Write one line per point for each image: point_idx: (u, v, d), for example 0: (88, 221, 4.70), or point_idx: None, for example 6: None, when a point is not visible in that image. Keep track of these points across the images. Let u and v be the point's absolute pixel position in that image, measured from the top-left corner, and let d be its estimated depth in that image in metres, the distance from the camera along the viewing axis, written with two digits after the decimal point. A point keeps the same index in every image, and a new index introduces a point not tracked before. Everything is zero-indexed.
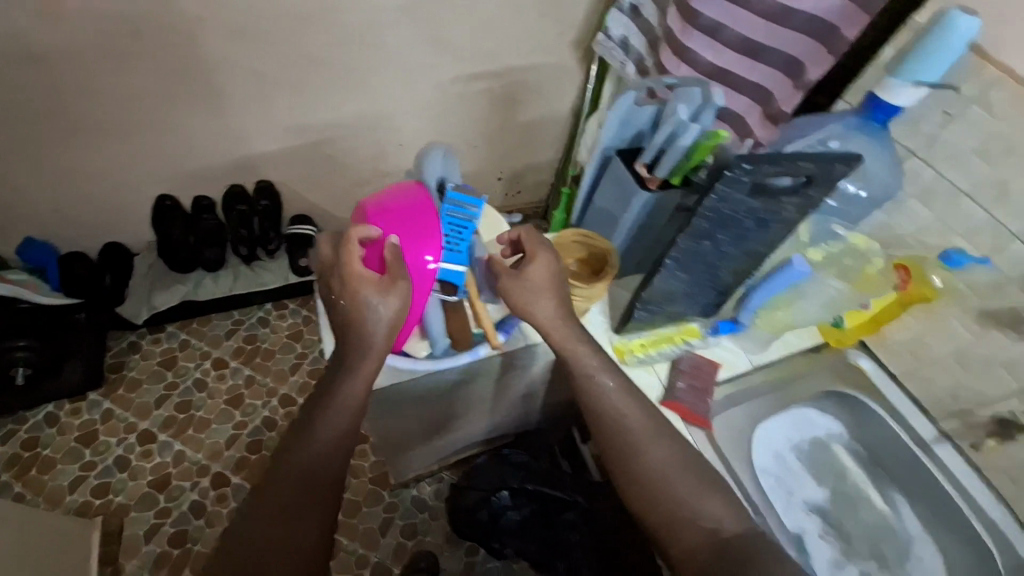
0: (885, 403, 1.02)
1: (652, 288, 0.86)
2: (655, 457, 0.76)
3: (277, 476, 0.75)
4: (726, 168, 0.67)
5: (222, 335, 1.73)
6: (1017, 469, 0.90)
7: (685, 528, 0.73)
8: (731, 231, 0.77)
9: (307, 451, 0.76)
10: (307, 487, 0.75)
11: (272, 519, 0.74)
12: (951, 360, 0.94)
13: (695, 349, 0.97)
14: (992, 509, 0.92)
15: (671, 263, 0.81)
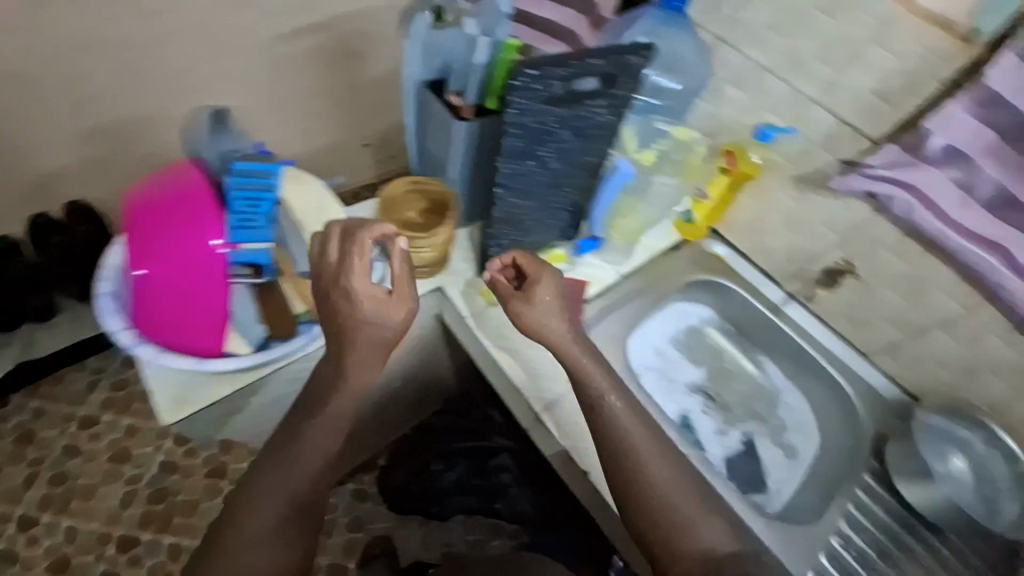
0: (739, 281, 1.12)
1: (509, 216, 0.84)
2: (664, 482, 0.75)
3: (260, 488, 0.75)
4: (511, 77, 0.66)
5: (83, 390, 1.47)
6: (889, 327, 0.96)
7: (690, 541, 0.73)
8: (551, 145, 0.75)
9: (295, 466, 0.75)
10: (286, 500, 0.75)
11: (253, 528, 0.74)
12: (783, 229, 1.03)
13: (562, 274, 1.00)
14: (845, 354, 1.04)
15: (505, 190, 0.79)
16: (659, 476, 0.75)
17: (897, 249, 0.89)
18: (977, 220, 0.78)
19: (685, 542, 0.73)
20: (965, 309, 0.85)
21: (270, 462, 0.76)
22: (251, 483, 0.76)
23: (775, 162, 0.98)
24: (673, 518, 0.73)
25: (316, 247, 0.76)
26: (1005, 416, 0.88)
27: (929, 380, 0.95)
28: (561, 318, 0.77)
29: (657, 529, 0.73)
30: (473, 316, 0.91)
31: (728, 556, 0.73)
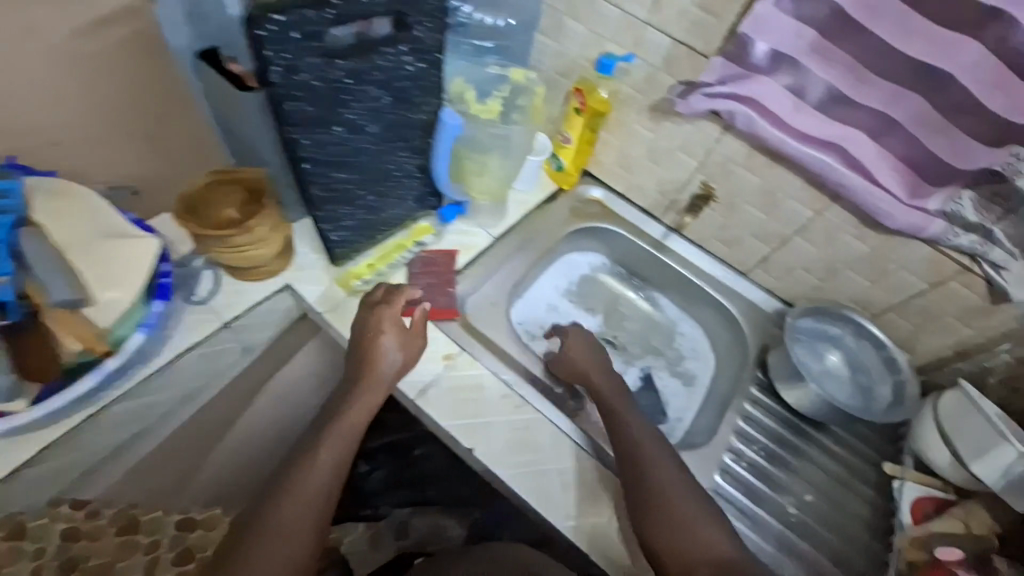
0: (621, 222, 1.10)
1: (330, 198, 0.75)
2: (668, 480, 0.70)
3: (281, 496, 0.64)
4: (257, 28, 0.55)
5: None
6: (763, 246, 0.97)
7: (700, 542, 0.66)
8: (355, 105, 0.67)
9: (317, 464, 0.67)
10: (312, 506, 0.65)
11: (268, 544, 0.61)
12: (648, 161, 1.02)
13: (428, 247, 0.93)
14: (724, 276, 1.06)
15: (315, 165, 0.69)
16: (657, 468, 0.71)
17: (748, 164, 0.89)
18: (809, 122, 0.78)
19: (695, 542, 0.66)
20: (815, 213, 0.87)
21: (291, 467, 0.67)
22: (270, 497, 0.65)
23: (624, 93, 0.95)
24: (678, 516, 0.68)
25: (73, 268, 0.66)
26: (866, 307, 0.92)
27: (806, 291, 0.97)
28: (586, 351, 0.85)
29: (657, 522, 0.68)
30: (329, 311, 0.83)
31: (729, 559, 0.65)
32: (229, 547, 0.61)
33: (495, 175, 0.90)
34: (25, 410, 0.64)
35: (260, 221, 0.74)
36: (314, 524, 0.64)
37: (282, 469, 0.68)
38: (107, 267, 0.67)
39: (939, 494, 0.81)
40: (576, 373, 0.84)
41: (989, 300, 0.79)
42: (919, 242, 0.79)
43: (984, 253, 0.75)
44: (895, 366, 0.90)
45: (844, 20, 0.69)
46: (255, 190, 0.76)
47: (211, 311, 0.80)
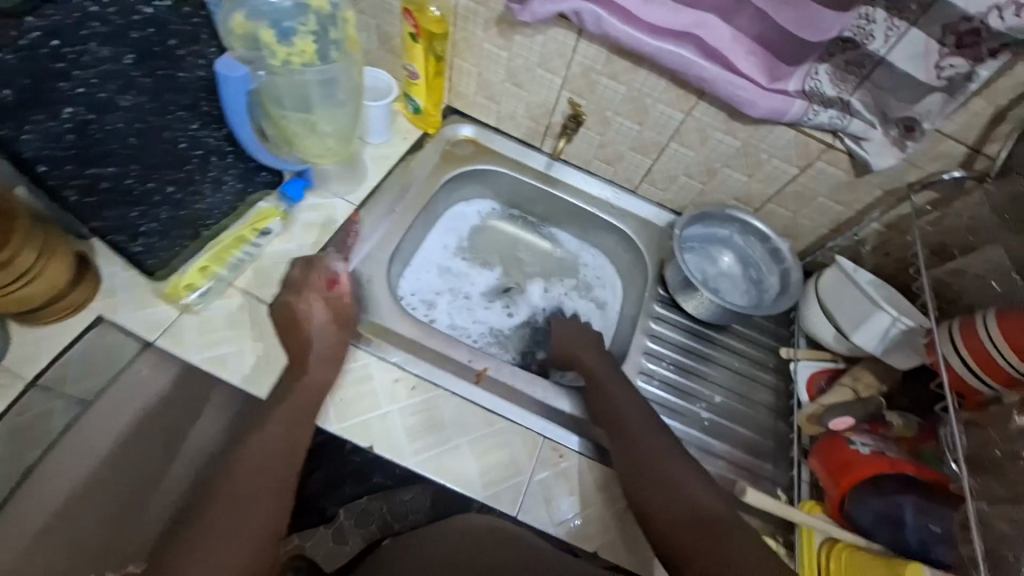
0: (499, 159, 1.00)
1: (101, 197, 0.62)
2: (648, 440, 0.72)
3: (234, 465, 0.63)
4: None
5: None
6: (644, 158, 0.92)
7: (687, 498, 0.66)
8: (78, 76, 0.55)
9: (264, 430, 0.65)
10: (265, 467, 0.62)
11: (223, 507, 0.60)
12: (509, 85, 0.91)
13: (278, 236, 0.80)
14: (613, 196, 1.00)
15: (51, 165, 0.57)
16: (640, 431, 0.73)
17: (610, 71, 0.81)
18: (660, 12, 0.70)
19: (683, 502, 0.65)
20: (684, 113, 0.82)
21: (243, 438, 0.66)
22: (228, 463, 0.64)
23: (461, 8, 0.82)
24: (662, 475, 0.68)
25: None
26: (748, 202, 0.91)
27: (692, 196, 0.94)
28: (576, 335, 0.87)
29: (649, 487, 0.68)
30: (163, 335, 0.70)
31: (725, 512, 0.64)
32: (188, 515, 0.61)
33: (323, 133, 0.75)
34: None
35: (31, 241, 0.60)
36: (266, 487, 0.61)
37: (236, 441, 0.66)
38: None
39: (830, 366, 0.86)
40: (568, 355, 0.85)
41: (853, 173, 0.79)
42: (784, 127, 0.77)
43: (844, 128, 0.73)
44: (779, 256, 0.91)
45: None
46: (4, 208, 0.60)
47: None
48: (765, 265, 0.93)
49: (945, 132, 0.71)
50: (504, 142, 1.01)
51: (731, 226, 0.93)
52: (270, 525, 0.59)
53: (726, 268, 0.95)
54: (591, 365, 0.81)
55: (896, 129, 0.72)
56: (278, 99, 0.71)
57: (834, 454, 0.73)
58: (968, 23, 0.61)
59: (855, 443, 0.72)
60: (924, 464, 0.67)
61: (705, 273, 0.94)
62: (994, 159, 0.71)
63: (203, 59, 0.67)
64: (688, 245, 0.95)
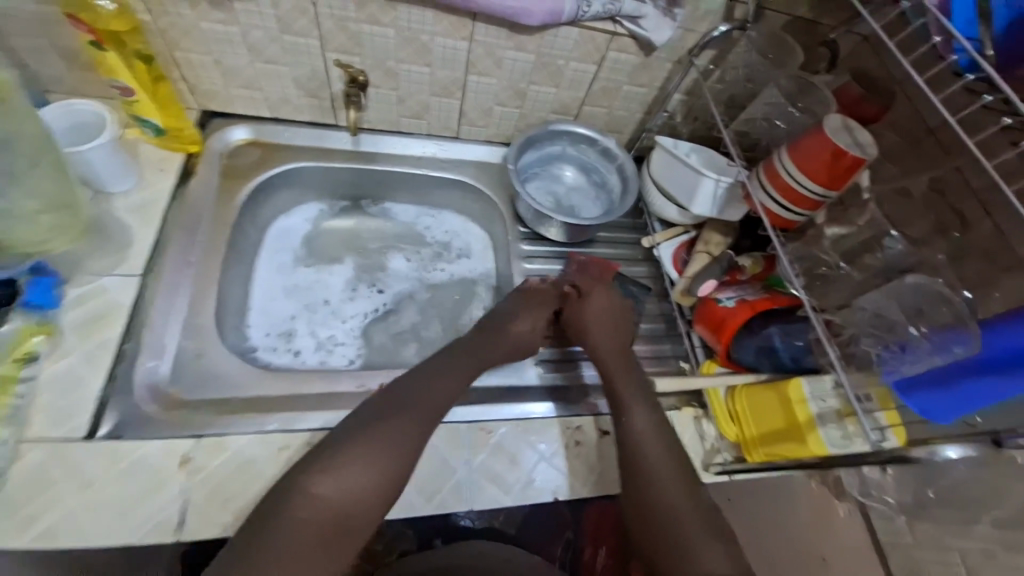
0: (294, 154, 0.84)
1: None
2: (650, 457, 0.62)
3: (401, 389, 0.63)
4: None
5: None
6: (450, 101, 0.84)
7: (673, 547, 0.55)
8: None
9: (432, 372, 0.66)
10: (419, 402, 0.62)
11: (378, 427, 0.58)
12: (262, 65, 0.75)
13: (56, 355, 0.62)
14: (437, 151, 0.92)
15: None
16: (635, 429, 0.65)
17: (366, 16, 0.69)
18: None
19: (673, 543, 0.55)
20: (467, 40, 0.74)
21: (419, 368, 0.67)
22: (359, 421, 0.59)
23: None
24: (657, 512, 0.57)
25: None
26: (566, 111, 0.89)
27: (512, 124, 0.90)
28: (607, 329, 0.77)
29: (637, 515, 0.59)
30: None
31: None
32: (325, 441, 0.57)
33: (27, 214, 0.58)
34: None
35: None
36: (427, 414, 0.61)
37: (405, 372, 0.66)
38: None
39: (682, 236, 0.91)
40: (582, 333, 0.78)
41: (643, 54, 0.79)
42: (566, 27, 0.73)
43: (620, 11, 0.71)
44: (610, 153, 0.92)
45: None
46: None
47: None
48: (607, 166, 0.93)
49: None
50: (294, 128, 0.85)
51: (558, 141, 0.92)
52: (404, 466, 0.57)
53: (575, 181, 0.95)
54: (599, 346, 0.75)
55: None
56: None
57: (710, 314, 0.80)
58: None
59: (723, 300, 0.79)
60: (776, 293, 0.76)
61: (558, 191, 0.94)
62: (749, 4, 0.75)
63: None
64: (535, 170, 0.93)
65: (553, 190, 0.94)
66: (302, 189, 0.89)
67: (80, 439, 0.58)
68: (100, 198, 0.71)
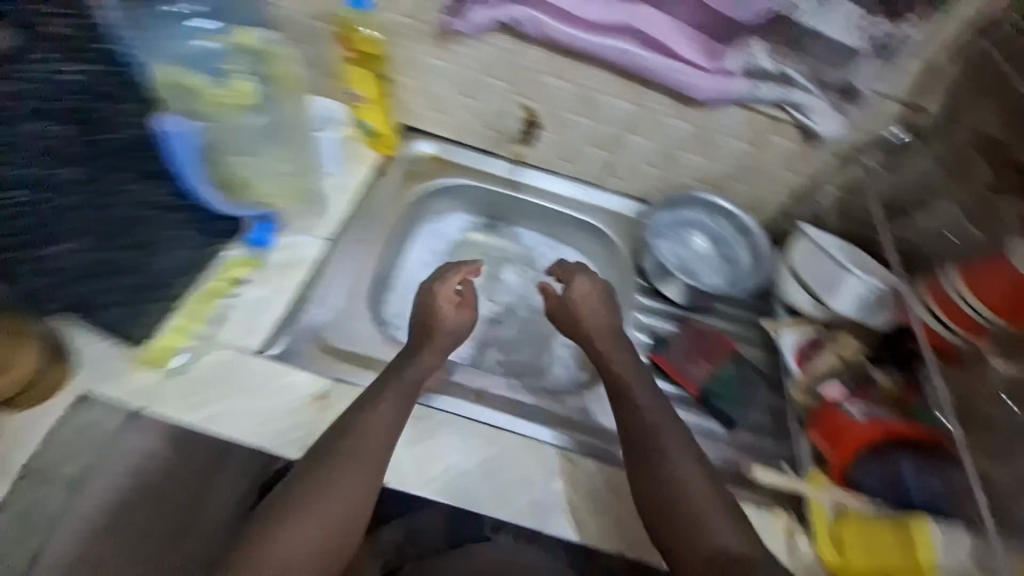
0: (459, 171, 0.98)
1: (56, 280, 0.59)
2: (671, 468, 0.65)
3: (348, 438, 0.64)
4: None
5: None
6: (603, 153, 0.93)
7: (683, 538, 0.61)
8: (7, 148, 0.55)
9: (378, 417, 0.66)
10: (371, 449, 0.64)
11: (331, 482, 0.61)
12: (458, 96, 0.90)
13: (251, 285, 0.78)
14: (578, 193, 1.00)
15: None
16: (646, 421, 0.69)
17: (555, 71, 0.81)
18: (596, 8, 0.70)
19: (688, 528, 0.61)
20: (633, 103, 0.82)
21: (362, 411, 0.67)
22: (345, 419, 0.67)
23: (395, 23, 0.80)
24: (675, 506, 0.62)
25: None
26: (708, 181, 0.93)
27: (653, 183, 0.96)
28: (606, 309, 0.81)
29: (661, 517, 0.63)
30: (148, 403, 0.66)
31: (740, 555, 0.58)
32: (279, 493, 0.61)
33: (268, 171, 0.77)
34: None
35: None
36: (379, 461, 0.64)
37: (355, 410, 0.67)
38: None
39: (810, 332, 0.87)
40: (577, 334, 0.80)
41: (802, 141, 0.81)
42: (731, 106, 0.78)
43: (788, 99, 0.74)
44: (747, 231, 0.93)
45: None
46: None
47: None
48: (739, 242, 0.95)
49: (883, 93, 0.73)
50: (464, 150, 0.99)
51: (698, 208, 0.95)
52: (361, 507, 0.62)
53: (701, 250, 0.96)
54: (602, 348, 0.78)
55: (837, 94, 0.73)
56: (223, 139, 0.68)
57: (830, 421, 0.75)
58: None
59: (847, 409, 0.75)
60: (915, 421, 0.71)
61: (683, 255, 0.95)
62: (932, 113, 0.73)
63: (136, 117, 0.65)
64: (663, 232, 0.95)
65: (679, 253, 0.95)
66: (456, 198, 1.00)
67: (253, 353, 0.73)
68: None
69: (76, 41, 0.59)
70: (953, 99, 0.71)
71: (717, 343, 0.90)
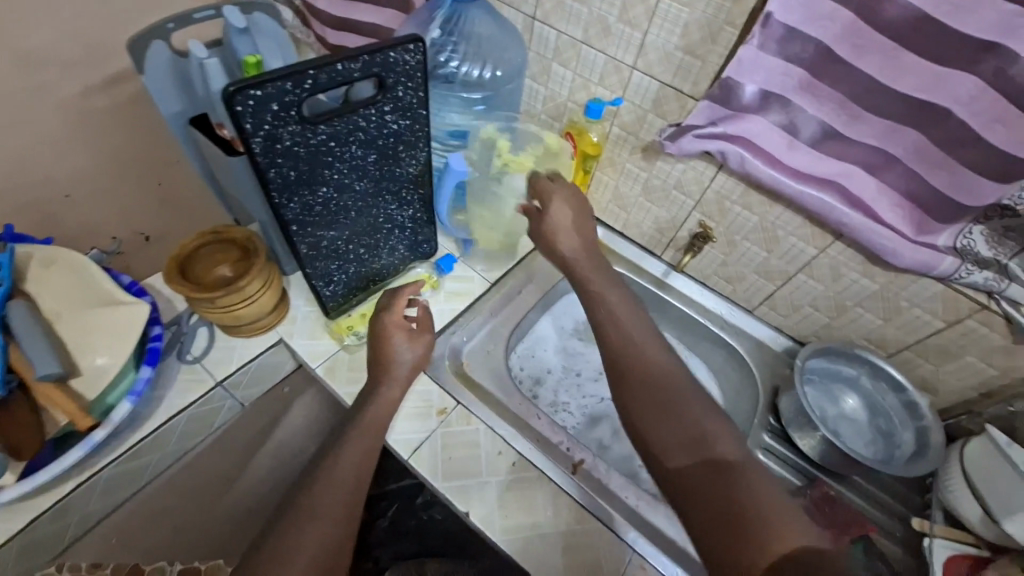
0: (621, 261, 1.07)
1: (319, 256, 0.77)
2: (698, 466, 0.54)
3: (308, 493, 0.62)
4: (229, 104, 0.55)
5: None
6: (768, 285, 0.94)
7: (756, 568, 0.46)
8: (337, 166, 0.69)
9: (343, 460, 0.65)
10: (337, 505, 0.61)
11: (296, 535, 0.58)
12: (644, 201, 1.00)
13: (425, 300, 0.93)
14: (729, 314, 1.01)
15: (300, 226, 0.71)
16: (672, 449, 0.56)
17: (745, 203, 0.87)
18: (804, 159, 0.75)
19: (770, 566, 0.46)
20: (819, 250, 0.84)
21: (320, 465, 0.65)
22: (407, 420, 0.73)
23: (614, 135, 0.94)
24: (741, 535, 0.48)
25: (87, 342, 0.72)
26: (880, 346, 0.88)
27: (815, 328, 0.93)
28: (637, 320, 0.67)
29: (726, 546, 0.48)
30: (322, 364, 0.83)
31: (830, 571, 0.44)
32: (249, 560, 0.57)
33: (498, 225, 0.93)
34: (12, 484, 0.65)
35: (252, 280, 0.76)
36: (344, 502, 0.62)
37: (312, 466, 0.66)
38: (101, 336, 0.73)
39: (969, 551, 0.74)
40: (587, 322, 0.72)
41: (1012, 339, 0.74)
42: (931, 280, 0.75)
43: (1001, 291, 0.70)
44: (916, 411, 0.84)
45: (831, 61, 0.66)
46: (247, 243, 0.79)
47: (197, 357, 0.82)
48: (903, 419, 0.86)
49: None
50: (631, 244, 1.08)
51: (857, 369, 0.90)
52: (341, 546, 0.59)
53: (846, 412, 0.92)
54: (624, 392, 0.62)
55: None
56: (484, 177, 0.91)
57: None
58: None
59: None
60: None
61: (826, 410, 0.91)
62: None
63: (416, 158, 0.78)
64: (814, 380, 0.93)
65: (824, 408, 0.92)
66: None
67: None
68: None
69: (395, 85, 0.66)
70: None
71: (852, 524, 0.80)
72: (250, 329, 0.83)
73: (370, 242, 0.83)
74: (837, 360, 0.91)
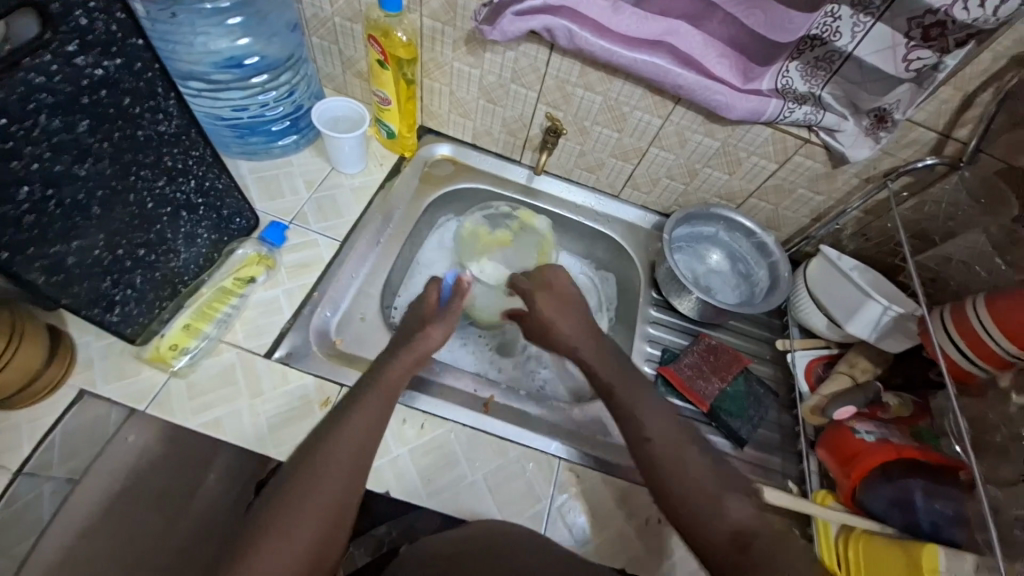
0: (479, 176, 0.97)
1: (72, 282, 0.58)
2: (633, 404, 0.61)
3: (320, 441, 0.57)
4: None
5: None
6: (626, 165, 0.92)
7: (678, 502, 0.54)
8: (44, 146, 0.48)
9: (348, 430, 0.58)
10: (349, 450, 0.57)
11: (302, 489, 0.54)
12: (484, 103, 0.88)
13: (262, 285, 0.77)
14: (597, 203, 0.99)
15: (15, 251, 0.51)
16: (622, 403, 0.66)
17: (584, 82, 0.80)
18: (629, 22, 0.69)
19: (698, 507, 0.53)
20: (663, 119, 0.82)
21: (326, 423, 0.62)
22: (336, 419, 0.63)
23: (427, 29, 0.79)
24: (686, 481, 0.54)
25: None
26: (731, 199, 0.92)
27: (676, 197, 0.95)
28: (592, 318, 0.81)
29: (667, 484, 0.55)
30: (152, 403, 0.67)
31: (751, 514, 0.52)
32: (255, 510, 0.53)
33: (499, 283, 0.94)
34: None
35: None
36: (354, 454, 0.57)
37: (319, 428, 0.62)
38: None
39: (824, 352, 0.87)
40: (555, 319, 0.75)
41: (830, 165, 0.80)
42: (761, 126, 0.77)
43: (819, 122, 0.74)
44: (765, 249, 0.92)
45: None
46: None
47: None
48: (758, 260, 0.93)
49: (915, 121, 0.72)
50: (478, 153, 0.98)
51: (715, 224, 0.94)
52: (339, 512, 0.54)
53: (715, 266, 0.96)
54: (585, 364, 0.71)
55: (869, 119, 0.73)
56: (346, 149, 0.84)
57: (841, 444, 0.72)
58: (933, 16, 0.61)
59: (859, 432, 0.72)
60: (927, 447, 0.68)
61: (695, 267, 0.95)
62: (961, 143, 0.73)
63: (161, 113, 0.57)
64: (679, 244, 0.96)
65: (695, 269, 0.95)
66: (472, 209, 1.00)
67: (261, 355, 0.72)
68: (332, 174, 0.88)
69: (68, 8, 0.45)
70: (985, 132, 0.70)
71: (731, 363, 0.86)
72: (31, 400, 0.63)
73: (151, 239, 0.64)
74: (696, 215, 0.93)
